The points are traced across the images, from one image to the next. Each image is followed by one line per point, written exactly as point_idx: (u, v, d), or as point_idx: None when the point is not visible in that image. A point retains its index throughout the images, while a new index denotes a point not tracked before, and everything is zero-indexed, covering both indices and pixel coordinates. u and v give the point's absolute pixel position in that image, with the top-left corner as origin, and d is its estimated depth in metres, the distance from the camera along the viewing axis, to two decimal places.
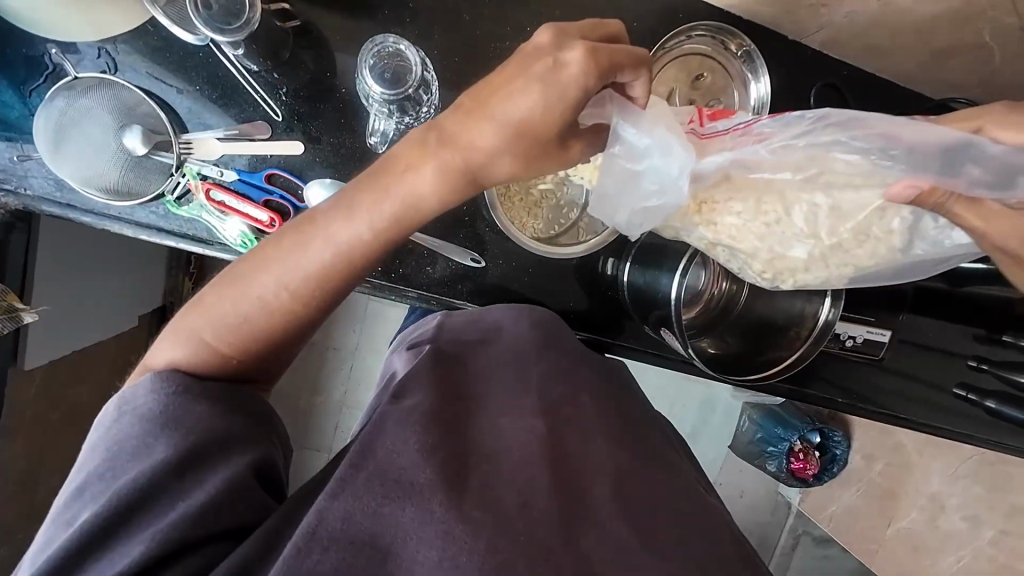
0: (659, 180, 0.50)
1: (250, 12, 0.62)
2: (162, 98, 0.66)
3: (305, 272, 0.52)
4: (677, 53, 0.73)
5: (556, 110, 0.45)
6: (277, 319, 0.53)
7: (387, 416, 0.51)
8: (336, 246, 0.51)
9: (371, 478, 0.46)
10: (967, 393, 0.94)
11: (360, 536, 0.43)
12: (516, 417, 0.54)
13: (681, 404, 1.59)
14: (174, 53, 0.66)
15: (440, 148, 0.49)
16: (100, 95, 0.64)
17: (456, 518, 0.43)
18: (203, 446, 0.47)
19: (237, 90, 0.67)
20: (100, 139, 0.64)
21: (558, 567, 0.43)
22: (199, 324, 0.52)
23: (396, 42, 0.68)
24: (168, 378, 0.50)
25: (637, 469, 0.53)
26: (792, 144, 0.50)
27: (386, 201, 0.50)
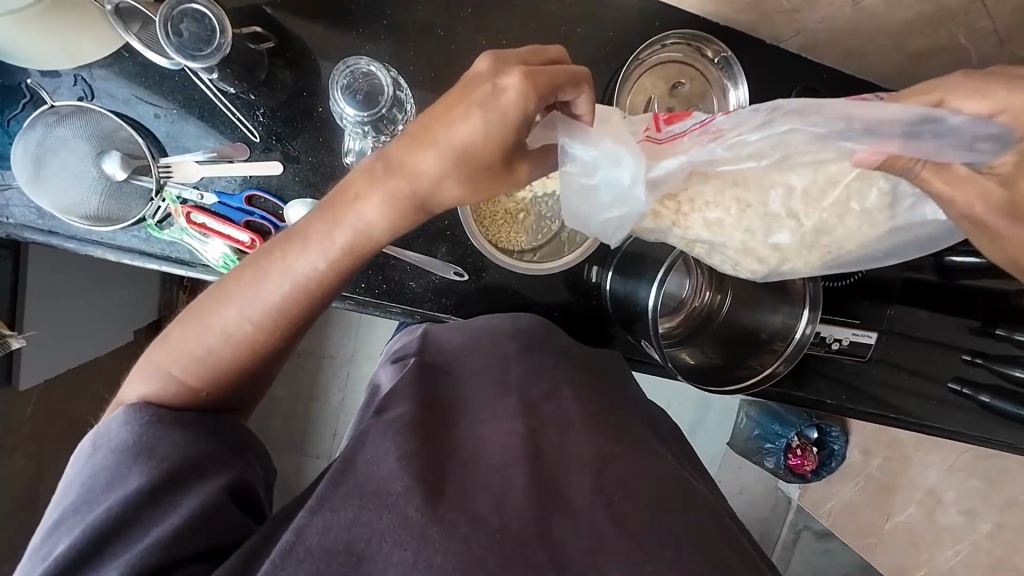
0: (616, 193, 0.50)
1: (221, 37, 0.61)
2: (140, 123, 0.67)
3: (265, 304, 0.52)
4: (653, 62, 0.73)
5: (499, 133, 0.46)
6: (240, 352, 0.53)
7: (369, 429, 0.51)
8: (293, 278, 0.52)
9: (350, 492, 0.45)
10: (962, 387, 0.93)
11: (336, 545, 0.42)
12: (496, 421, 0.54)
13: (678, 403, 1.59)
14: (151, 77, 0.66)
15: (388, 175, 0.50)
16: (76, 121, 0.64)
17: (431, 521, 0.43)
18: (178, 471, 0.47)
19: (214, 112, 0.67)
20: (79, 166, 0.65)
21: (533, 563, 0.42)
22: (166, 358, 0.53)
23: (368, 63, 0.67)
24: (140, 410, 0.50)
25: (621, 454, 0.52)
26: (748, 137, 0.48)
27: (339, 230, 0.51)
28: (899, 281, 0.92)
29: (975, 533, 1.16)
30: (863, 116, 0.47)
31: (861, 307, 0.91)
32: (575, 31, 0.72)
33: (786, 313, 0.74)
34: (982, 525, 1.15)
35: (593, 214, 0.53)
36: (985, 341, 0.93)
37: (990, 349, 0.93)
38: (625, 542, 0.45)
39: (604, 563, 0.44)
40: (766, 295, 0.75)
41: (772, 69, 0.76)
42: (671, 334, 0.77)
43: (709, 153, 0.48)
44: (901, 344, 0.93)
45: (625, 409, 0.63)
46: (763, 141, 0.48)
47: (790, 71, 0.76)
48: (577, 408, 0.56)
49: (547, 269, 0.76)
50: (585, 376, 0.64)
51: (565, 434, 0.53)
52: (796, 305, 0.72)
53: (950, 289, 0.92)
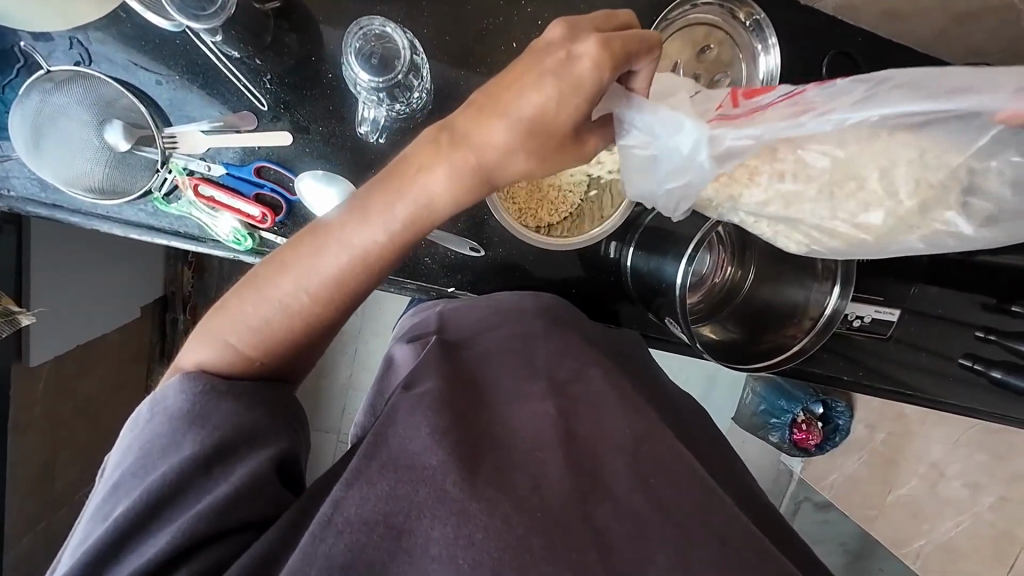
0: (676, 162, 0.48)
1: None
2: (142, 89, 0.63)
3: (324, 278, 0.51)
4: (680, 24, 0.69)
5: (577, 102, 0.44)
6: (297, 323, 0.52)
7: (399, 405, 0.50)
8: (353, 252, 0.50)
9: (384, 466, 0.45)
10: (973, 363, 0.92)
11: (374, 517, 0.42)
12: (527, 401, 0.53)
13: (685, 376, 1.61)
14: (151, 40, 0.62)
15: (454, 146, 0.48)
16: (75, 88, 0.61)
17: (471, 497, 0.42)
18: (230, 441, 0.46)
19: (219, 77, 0.64)
20: (81, 135, 0.62)
21: (573, 541, 0.42)
22: (222, 327, 0.52)
23: (382, 24, 0.63)
24: (196, 378, 0.49)
25: (653, 431, 0.51)
26: (849, 114, 0.44)
27: (400, 203, 0.49)
28: (925, 259, 0.90)
29: (979, 505, 1.18)
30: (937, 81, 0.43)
31: (883, 284, 0.90)
32: None
33: (813, 290, 0.72)
34: (987, 497, 1.17)
35: (652, 184, 0.52)
36: (998, 318, 0.91)
37: (1003, 326, 0.92)
38: (665, 525, 0.44)
39: (643, 543, 0.43)
40: (790, 271, 0.74)
41: (804, 31, 0.72)
42: (694, 309, 0.76)
43: (796, 126, 0.44)
44: (917, 318, 0.91)
45: (650, 386, 0.63)
46: (867, 116, 0.43)
47: (825, 33, 0.72)
48: (611, 385, 0.56)
49: (577, 242, 0.74)
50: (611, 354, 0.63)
51: (598, 410, 0.52)
52: (825, 284, 0.70)
53: (968, 266, 0.90)
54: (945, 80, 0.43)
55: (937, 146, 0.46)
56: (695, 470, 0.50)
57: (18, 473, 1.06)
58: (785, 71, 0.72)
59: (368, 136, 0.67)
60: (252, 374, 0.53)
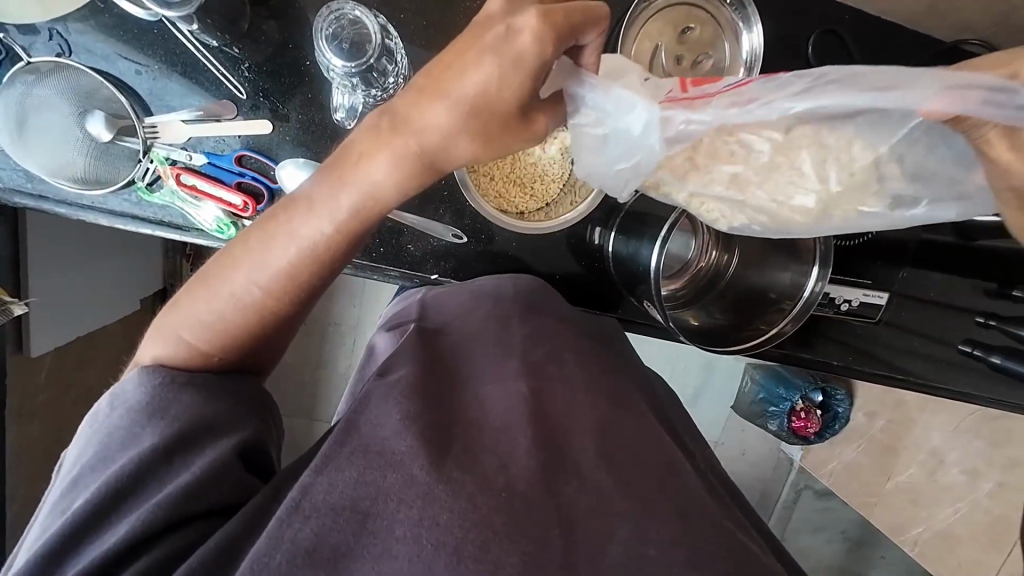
0: (627, 142, 0.48)
1: None
2: (123, 80, 0.64)
3: (273, 273, 0.51)
4: (662, 6, 0.68)
5: (517, 81, 0.43)
6: (251, 317, 0.53)
7: (373, 391, 0.51)
8: (300, 245, 0.50)
9: (354, 453, 0.45)
10: (973, 349, 0.91)
11: (342, 502, 0.42)
12: (500, 382, 0.53)
13: (684, 366, 1.63)
14: (130, 29, 0.62)
15: (393, 131, 0.46)
16: (57, 79, 0.61)
17: (437, 480, 0.43)
18: (192, 430, 0.47)
19: (198, 66, 0.64)
20: (63, 126, 0.62)
21: (539, 522, 0.42)
22: (176, 323, 0.52)
23: (354, 9, 0.63)
24: (153, 371, 0.50)
25: (623, 418, 0.52)
26: (797, 104, 0.43)
27: (343, 193, 0.49)
28: (914, 243, 0.88)
29: (978, 492, 1.22)
30: (921, 78, 0.42)
31: (872, 267, 0.88)
32: None
33: (796, 272, 0.72)
34: (985, 484, 1.22)
35: (596, 164, 0.53)
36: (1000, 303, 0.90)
37: (1005, 311, 0.90)
38: (633, 503, 0.45)
39: (610, 522, 0.44)
40: (778, 254, 0.73)
41: (793, 8, 0.71)
42: (676, 296, 0.76)
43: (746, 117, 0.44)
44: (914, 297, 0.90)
45: (630, 373, 0.63)
46: (812, 108, 0.43)
47: (813, 11, 0.72)
48: (583, 374, 0.56)
49: (561, 222, 0.75)
50: (589, 342, 0.64)
51: (569, 396, 0.52)
52: (807, 264, 0.70)
53: (967, 249, 0.88)
54: (882, 73, 0.43)
55: (872, 135, 0.47)
56: (665, 457, 0.50)
57: (22, 461, 1.08)
58: (769, 51, 0.72)
59: (344, 122, 0.67)
60: (212, 367, 0.53)
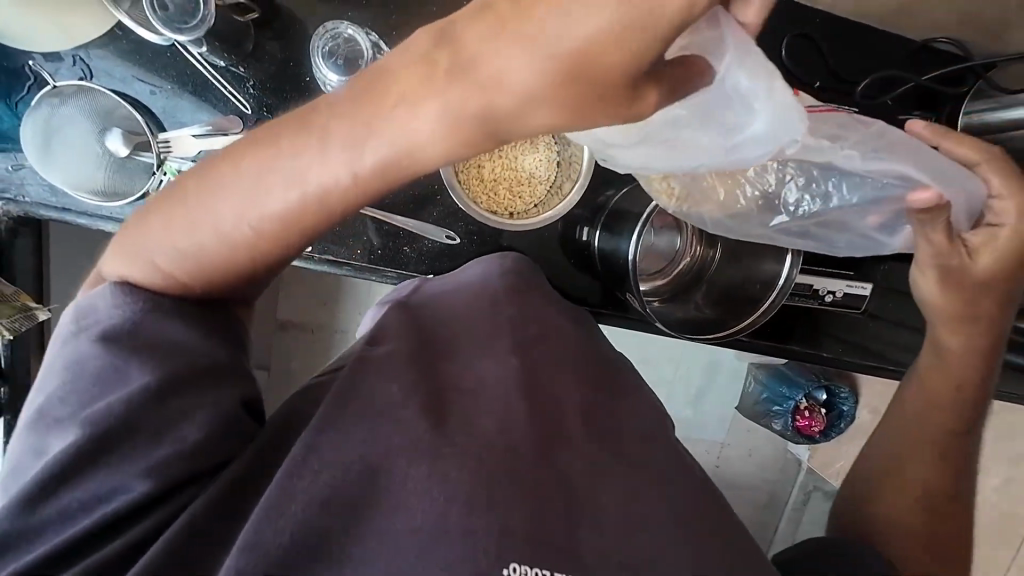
0: (719, 143, 0.54)
1: (205, 9, 0.63)
2: (138, 99, 0.69)
3: (267, 211, 0.48)
4: None
5: (640, 42, 0.36)
6: (235, 253, 0.50)
7: (367, 359, 0.53)
8: (305, 186, 0.47)
9: (355, 415, 0.48)
10: None
11: (350, 462, 0.45)
12: (491, 356, 0.56)
13: (686, 368, 1.64)
14: (146, 54, 0.68)
15: (454, 77, 0.41)
16: (80, 100, 0.66)
17: (443, 441, 0.46)
18: (180, 379, 0.47)
19: (207, 85, 0.69)
20: (86, 143, 0.68)
21: (540, 481, 0.47)
22: (150, 245, 0.50)
23: (347, 28, 0.69)
24: (131, 294, 0.49)
25: (607, 392, 0.57)
26: (852, 153, 0.58)
27: (375, 140, 0.45)
28: None
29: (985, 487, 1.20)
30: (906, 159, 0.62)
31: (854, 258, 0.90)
32: None
33: (773, 262, 0.75)
34: (992, 478, 1.19)
35: (671, 149, 0.58)
36: None
37: None
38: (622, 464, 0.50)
39: (602, 480, 0.49)
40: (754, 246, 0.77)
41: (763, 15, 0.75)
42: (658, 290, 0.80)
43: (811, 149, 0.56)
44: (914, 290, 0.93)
45: (613, 351, 0.67)
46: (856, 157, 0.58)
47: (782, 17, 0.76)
48: (570, 351, 0.59)
49: (549, 215, 0.77)
50: (574, 325, 0.65)
51: (556, 371, 0.56)
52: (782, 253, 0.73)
53: None
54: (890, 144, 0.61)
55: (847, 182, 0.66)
56: (646, 432, 0.55)
57: None
58: None
59: None
60: (183, 297, 0.52)
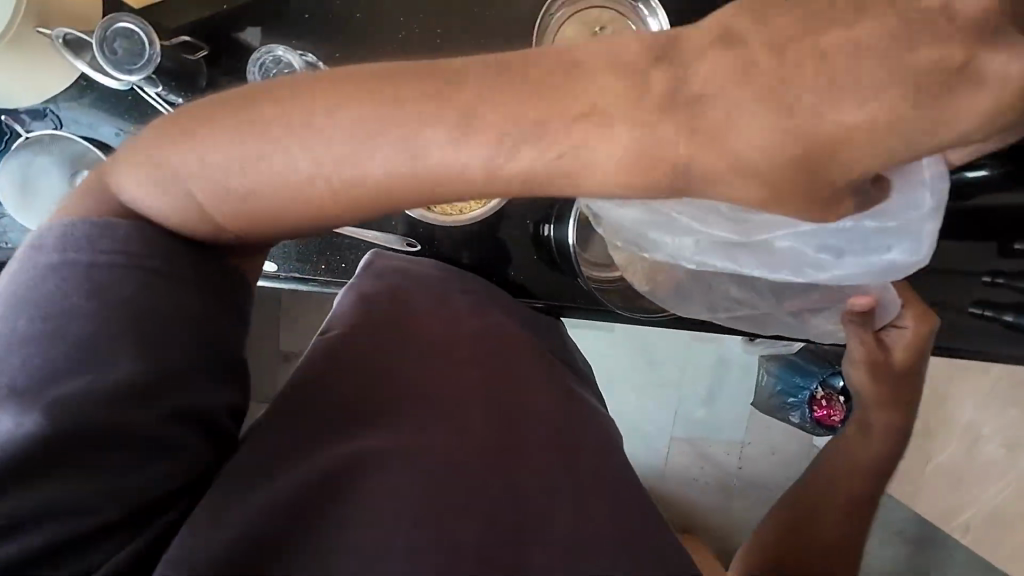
0: (772, 228, 0.49)
1: (151, 49, 0.66)
2: (105, 142, 0.74)
3: (278, 182, 0.42)
4: (571, 13, 0.74)
5: (772, 151, 0.36)
6: (242, 221, 0.46)
7: (336, 360, 0.60)
8: (316, 164, 0.41)
9: (323, 426, 0.55)
10: (984, 310, 0.95)
11: (313, 468, 0.51)
12: (454, 366, 0.63)
13: (693, 366, 1.62)
14: (109, 100, 0.73)
15: (556, 101, 0.37)
16: (49, 146, 0.71)
17: (401, 448, 0.53)
18: (164, 377, 0.47)
19: (167, 123, 0.74)
20: (55, 186, 0.71)
21: (485, 485, 0.54)
22: (146, 183, 0.46)
23: (272, 50, 0.72)
24: (117, 240, 0.46)
25: (564, 413, 0.64)
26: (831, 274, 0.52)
27: (404, 154, 0.39)
28: None
29: None
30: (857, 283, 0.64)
31: None
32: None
33: None
34: None
35: (748, 255, 0.53)
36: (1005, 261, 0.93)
37: (1008, 268, 0.93)
38: (560, 474, 0.57)
39: (540, 486, 0.56)
40: None
41: None
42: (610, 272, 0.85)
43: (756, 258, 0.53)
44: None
45: (569, 374, 0.74)
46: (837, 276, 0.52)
47: None
48: (533, 365, 0.68)
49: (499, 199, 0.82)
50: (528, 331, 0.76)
51: (521, 384, 0.64)
52: None
53: (962, 211, 0.91)
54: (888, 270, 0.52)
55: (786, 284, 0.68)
56: (595, 454, 0.62)
57: None
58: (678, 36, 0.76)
59: None
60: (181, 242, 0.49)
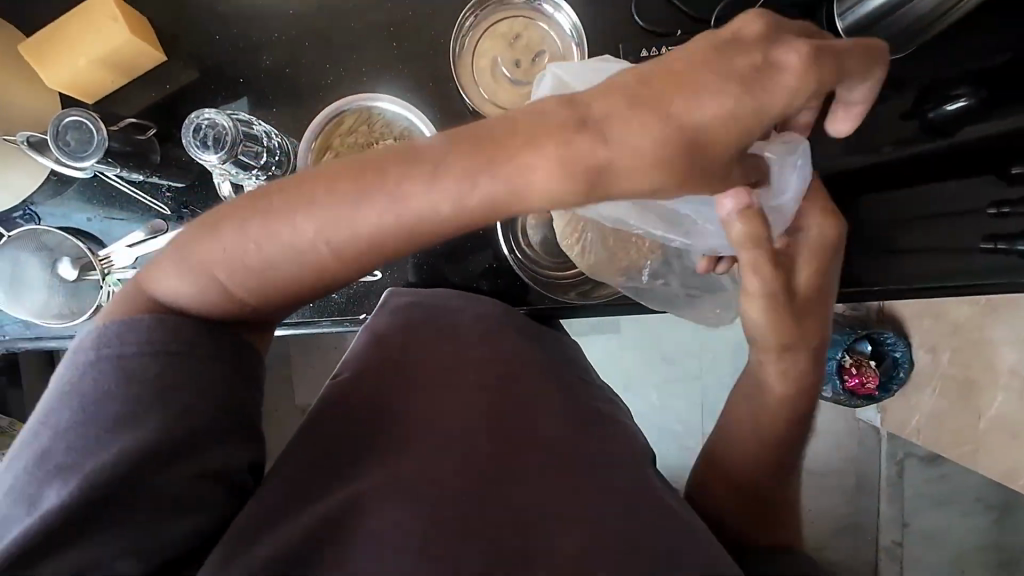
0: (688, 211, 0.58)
1: (98, 134, 0.71)
2: (79, 228, 0.80)
3: (285, 251, 0.49)
4: (483, 29, 0.78)
5: (726, 119, 0.43)
6: (259, 296, 0.52)
7: (339, 410, 0.60)
8: (324, 230, 0.48)
9: (328, 473, 0.54)
10: (995, 244, 0.86)
11: (311, 519, 0.49)
12: (459, 393, 0.61)
13: (710, 354, 1.55)
14: (76, 189, 0.79)
15: (494, 147, 0.44)
16: (24, 240, 0.77)
17: (401, 484, 0.51)
18: (190, 438, 0.49)
19: (131, 200, 0.80)
20: (39, 276, 0.77)
21: (490, 517, 0.50)
22: (176, 277, 0.51)
23: (203, 115, 0.74)
24: (140, 331, 0.51)
25: (578, 433, 0.60)
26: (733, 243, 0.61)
27: (382, 195, 0.46)
28: (877, 155, 0.87)
29: None
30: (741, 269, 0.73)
31: None
32: (407, 29, 0.78)
33: None
34: None
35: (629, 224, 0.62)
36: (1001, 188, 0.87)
37: (1007, 195, 0.87)
38: (572, 502, 0.52)
39: (550, 513, 0.51)
40: None
41: None
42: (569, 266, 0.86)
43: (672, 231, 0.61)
44: (912, 197, 0.88)
45: (586, 392, 0.70)
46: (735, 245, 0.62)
47: None
48: (538, 380, 0.67)
49: None
50: (530, 345, 0.73)
51: (521, 401, 0.62)
52: None
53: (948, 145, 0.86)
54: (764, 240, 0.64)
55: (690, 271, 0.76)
56: (614, 473, 0.57)
57: None
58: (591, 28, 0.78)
59: None
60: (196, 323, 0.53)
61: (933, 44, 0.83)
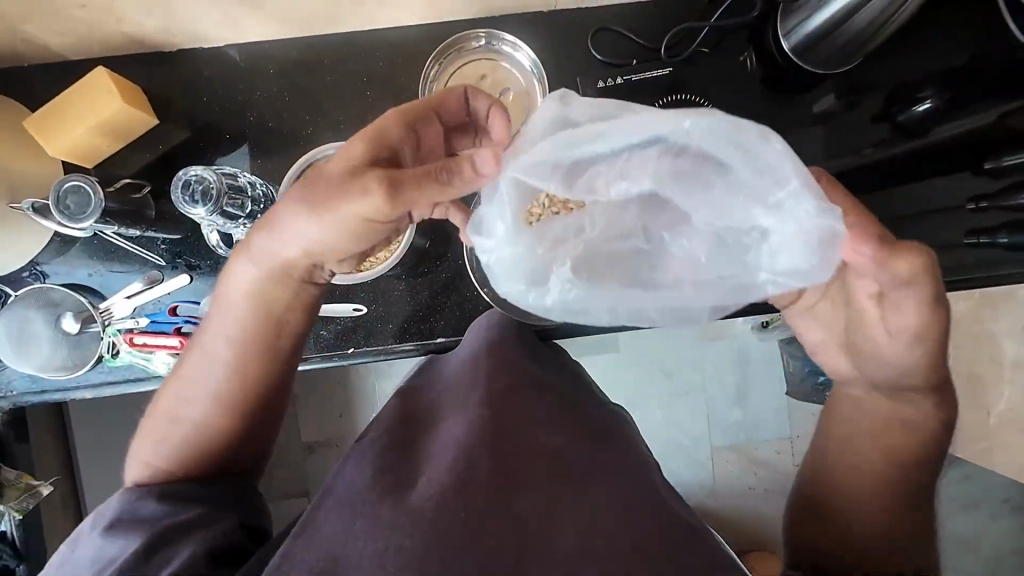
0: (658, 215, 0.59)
1: (96, 196, 0.76)
2: (81, 283, 0.85)
3: (219, 367, 0.65)
4: (449, 72, 0.84)
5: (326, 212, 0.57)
6: (219, 413, 0.66)
7: (353, 453, 0.59)
8: (226, 335, 0.65)
9: (338, 505, 0.52)
10: (979, 238, 0.87)
11: (319, 558, 0.48)
12: (464, 411, 0.59)
13: (712, 366, 1.55)
14: (76, 248, 0.84)
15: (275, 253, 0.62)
16: (31, 298, 0.82)
17: (400, 511, 0.49)
18: (186, 525, 0.59)
19: (129, 254, 0.84)
20: (43, 332, 0.81)
21: (497, 538, 0.48)
22: (150, 450, 0.66)
23: (190, 172, 0.79)
24: (134, 490, 0.63)
25: (589, 444, 0.58)
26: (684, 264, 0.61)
27: (239, 302, 0.64)
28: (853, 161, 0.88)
29: None
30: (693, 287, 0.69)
31: None
32: (380, 78, 0.84)
33: None
34: None
35: (642, 281, 0.61)
36: (981, 181, 0.88)
37: (988, 189, 0.87)
38: (578, 515, 0.50)
39: (553, 530, 0.49)
40: None
41: (557, 29, 0.85)
42: None
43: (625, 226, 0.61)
44: (900, 196, 0.88)
45: (594, 405, 0.67)
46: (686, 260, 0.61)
47: (575, 25, 0.85)
48: (544, 392, 0.63)
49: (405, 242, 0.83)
50: (551, 368, 0.70)
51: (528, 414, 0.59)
52: None
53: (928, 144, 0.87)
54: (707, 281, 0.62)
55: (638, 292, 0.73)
56: (621, 479, 0.55)
57: None
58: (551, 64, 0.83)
59: None
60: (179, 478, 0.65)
61: (884, 52, 0.86)
